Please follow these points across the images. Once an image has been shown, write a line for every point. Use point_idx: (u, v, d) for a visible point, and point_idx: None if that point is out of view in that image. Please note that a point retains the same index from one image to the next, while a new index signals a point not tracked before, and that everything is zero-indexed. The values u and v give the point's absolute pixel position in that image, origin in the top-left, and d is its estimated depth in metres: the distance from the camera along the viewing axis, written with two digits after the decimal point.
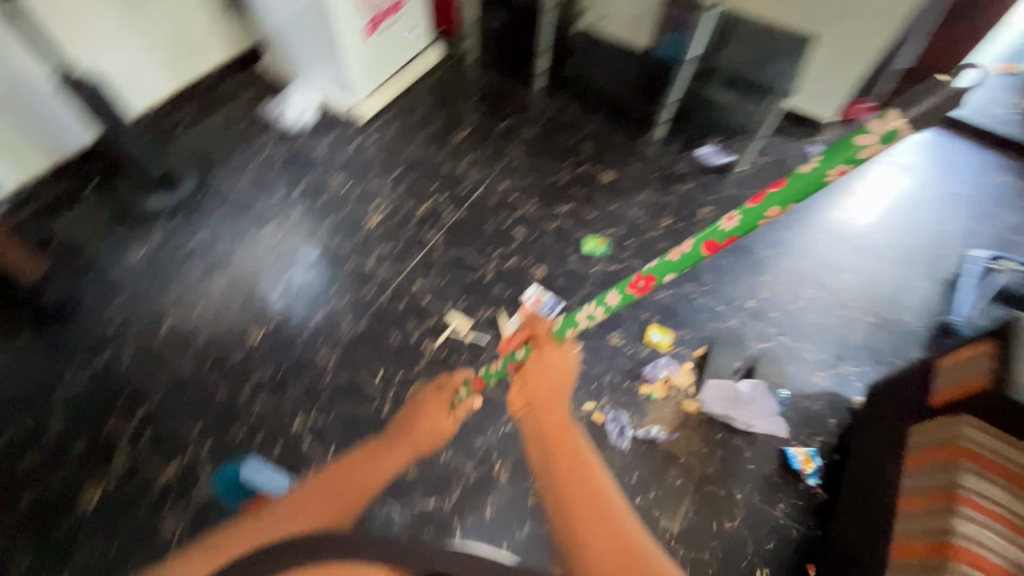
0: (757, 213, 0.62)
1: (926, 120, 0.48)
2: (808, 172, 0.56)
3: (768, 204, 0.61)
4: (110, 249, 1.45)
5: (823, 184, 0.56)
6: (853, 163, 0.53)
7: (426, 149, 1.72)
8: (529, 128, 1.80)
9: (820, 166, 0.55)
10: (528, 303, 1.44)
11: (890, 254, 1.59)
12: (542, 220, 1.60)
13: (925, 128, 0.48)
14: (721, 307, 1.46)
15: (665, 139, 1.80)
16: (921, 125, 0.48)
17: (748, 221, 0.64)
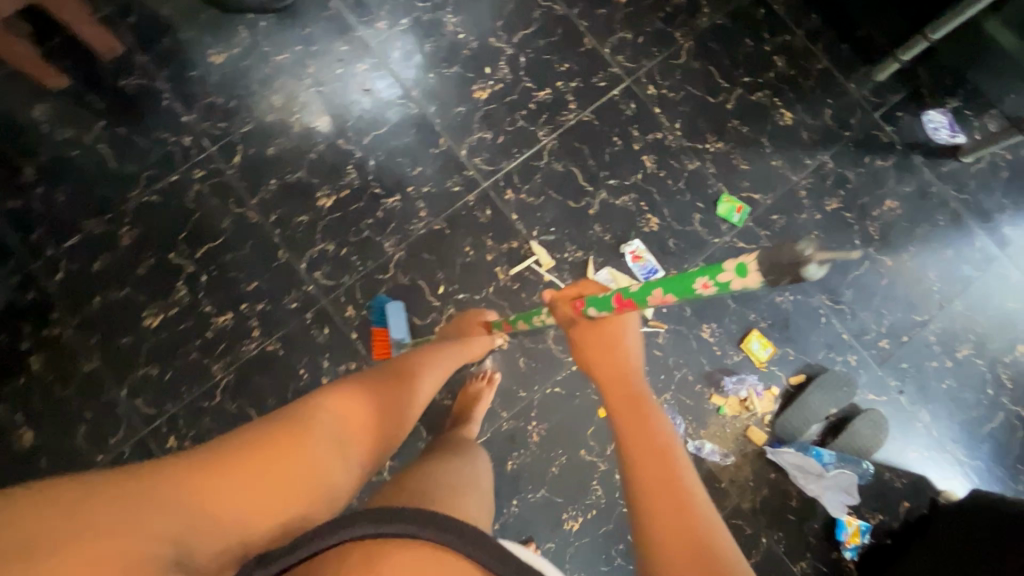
0: (647, 290, 0.65)
1: (776, 274, 0.52)
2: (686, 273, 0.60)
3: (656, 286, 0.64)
4: (191, 41, 1.26)
5: (693, 290, 0.61)
6: (712, 281, 0.58)
7: (573, 8, 1.32)
8: (712, 13, 1.34)
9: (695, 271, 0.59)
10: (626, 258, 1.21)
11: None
12: (681, 155, 1.27)
13: (774, 281, 0.53)
14: (847, 336, 1.21)
15: (885, 85, 1.32)
16: (771, 277, 0.53)
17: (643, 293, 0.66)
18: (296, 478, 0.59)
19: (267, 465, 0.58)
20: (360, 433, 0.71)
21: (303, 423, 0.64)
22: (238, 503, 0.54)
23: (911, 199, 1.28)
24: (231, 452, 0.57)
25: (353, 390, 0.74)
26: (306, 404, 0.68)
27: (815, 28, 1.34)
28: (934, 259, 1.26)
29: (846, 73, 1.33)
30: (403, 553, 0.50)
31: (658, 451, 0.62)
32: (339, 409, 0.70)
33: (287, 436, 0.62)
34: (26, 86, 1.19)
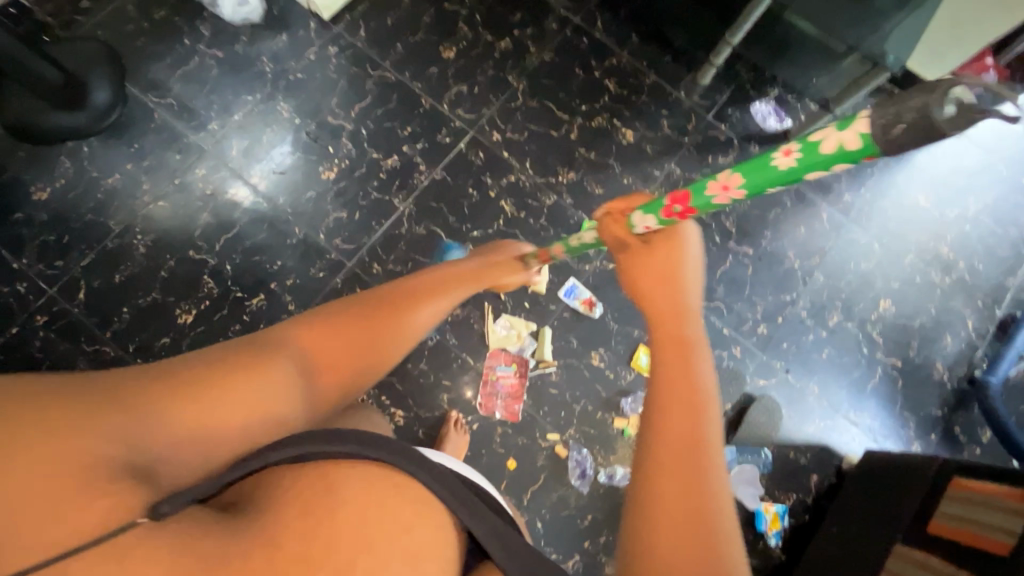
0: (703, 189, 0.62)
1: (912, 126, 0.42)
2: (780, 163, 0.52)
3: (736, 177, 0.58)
4: (9, 182, 1.20)
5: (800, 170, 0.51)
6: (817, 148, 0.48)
7: (404, 72, 1.34)
8: (539, 51, 1.39)
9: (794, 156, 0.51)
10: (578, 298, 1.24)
11: (941, 277, 1.34)
12: (537, 192, 1.30)
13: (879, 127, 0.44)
14: (727, 330, 1.26)
15: (709, 88, 1.41)
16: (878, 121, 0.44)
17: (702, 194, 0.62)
18: (256, 401, 0.66)
19: (230, 387, 0.64)
20: (323, 373, 0.77)
21: (272, 358, 0.70)
22: (201, 422, 0.60)
23: None
24: (198, 380, 0.62)
25: (332, 331, 0.80)
26: (273, 338, 0.74)
27: (637, 47, 1.42)
28: (790, 239, 1.34)
29: (673, 84, 1.41)
30: (355, 475, 0.58)
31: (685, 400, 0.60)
32: (308, 343, 0.77)
33: (244, 366, 0.67)
34: None
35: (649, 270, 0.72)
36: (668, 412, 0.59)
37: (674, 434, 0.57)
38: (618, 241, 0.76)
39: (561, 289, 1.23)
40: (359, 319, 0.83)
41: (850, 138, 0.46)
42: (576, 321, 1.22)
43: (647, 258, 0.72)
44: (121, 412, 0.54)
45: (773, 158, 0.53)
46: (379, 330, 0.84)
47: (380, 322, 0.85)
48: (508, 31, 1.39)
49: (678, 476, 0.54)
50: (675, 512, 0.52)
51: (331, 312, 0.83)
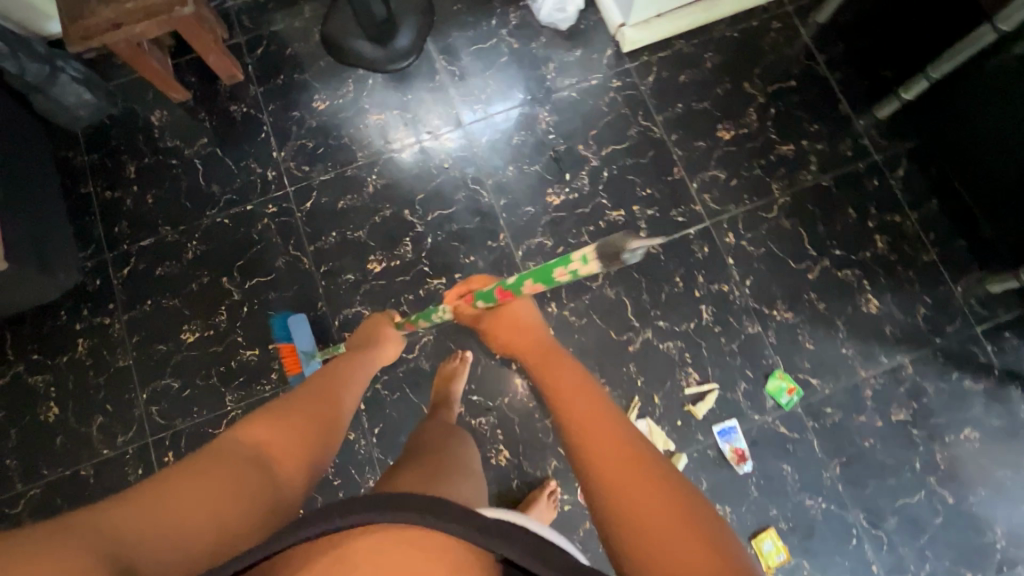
0: (518, 284, 0.72)
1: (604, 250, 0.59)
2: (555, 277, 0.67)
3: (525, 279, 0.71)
4: (303, 83, 1.33)
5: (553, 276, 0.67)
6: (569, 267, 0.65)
7: (671, 133, 1.28)
8: (818, 172, 1.26)
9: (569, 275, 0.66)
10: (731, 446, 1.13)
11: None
12: (743, 315, 1.18)
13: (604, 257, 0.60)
14: (877, 568, 1.08)
15: (995, 299, 1.18)
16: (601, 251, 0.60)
17: (518, 284, 0.72)
18: (224, 502, 0.58)
19: (180, 488, 0.57)
20: (289, 449, 0.69)
21: (224, 456, 0.64)
22: (173, 518, 0.54)
23: (995, 433, 1.13)
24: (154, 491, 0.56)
25: (288, 415, 0.73)
26: (211, 447, 0.65)
27: (930, 215, 1.23)
28: (1005, 511, 1.10)
29: (953, 274, 1.20)
30: (363, 541, 0.47)
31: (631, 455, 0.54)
32: (261, 427, 0.69)
33: (191, 472, 0.60)
34: (154, 93, 1.31)
35: (514, 325, 0.78)
36: (601, 451, 0.56)
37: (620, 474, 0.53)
38: (472, 317, 0.83)
39: (717, 424, 1.13)
40: (297, 399, 0.76)
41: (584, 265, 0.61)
42: (716, 464, 1.12)
43: (504, 318, 0.78)
44: (89, 528, 0.49)
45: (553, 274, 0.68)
46: (322, 398, 0.79)
47: (319, 395, 0.79)
48: (795, 138, 1.28)
49: (629, 475, 0.53)
50: (649, 509, 0.50)
51: (274, 403, 0.75)
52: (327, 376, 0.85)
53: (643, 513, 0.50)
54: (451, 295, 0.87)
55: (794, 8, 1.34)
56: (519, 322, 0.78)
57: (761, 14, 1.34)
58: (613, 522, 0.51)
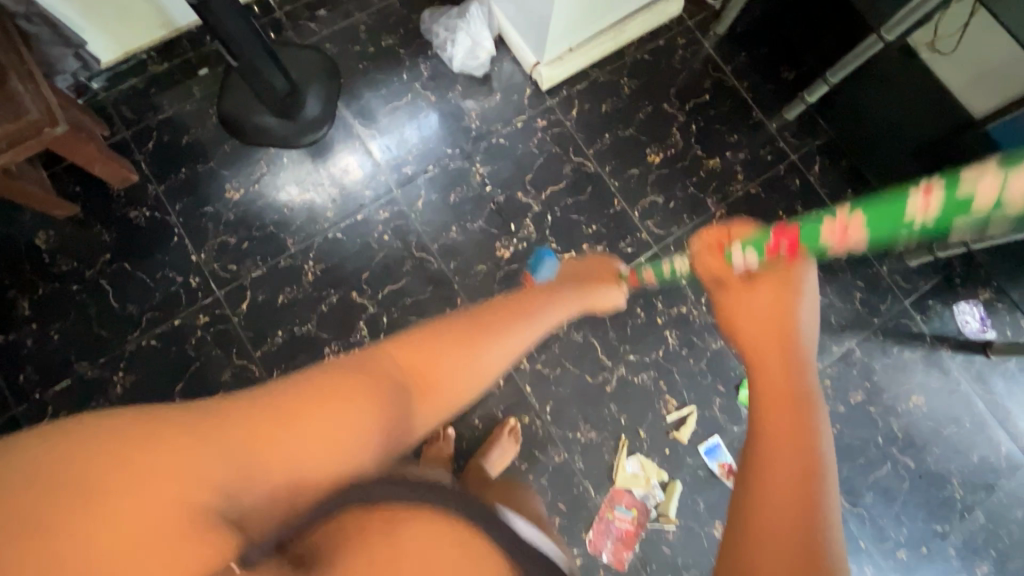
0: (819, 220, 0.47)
1: None
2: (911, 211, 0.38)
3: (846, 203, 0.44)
4: (210, 173, 1.22)
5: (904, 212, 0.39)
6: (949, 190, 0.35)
7: (605, 165, 1.30)
8: (746, 181, 1.32)
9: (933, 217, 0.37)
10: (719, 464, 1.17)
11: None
12: (706, 332, 1.23)
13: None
14: (864, 544, 1.17)
15: (915, 272, 1.30)
16: None
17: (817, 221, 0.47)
18: (331, 434, 0.42)
19: (297, 420, 0.41)
20: (433, 397, 0.49)
21: (367, 365, 0.46)
22: (253, 468, 0.40)
23: (936, 395, 1.25)
24: (260, 408, 0.41)
25: (435, 340, 0.50)
26: (362, 354, 0.48)
27: None
28: (958, 463, 1.22)
29: (878, 256, 1.30)
30: (407, 532, 0.42)
31: (807, 478, 0.38)
32: (417, 350, 0.49)
33: (357, 383, 0.44)
34: (34, 213, 1.15)
35: (748, 310, 0.52)
36: (781, 438, 0.41)
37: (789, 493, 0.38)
38: (718, 276, 0.56)
39: (702, 444, 1.18)
40: (446, 338, 0.50)
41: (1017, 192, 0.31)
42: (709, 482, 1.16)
43: (767, 288, 0.52)
44: (157, 450, 0.36)
45: (907, 201, 0.39)
46: (473, 350, 0.51)
47: (486, 328, 0.53)
48: (719, 151, 1.33)
49: (792, 497, 0.38)
50: (782, 571, 0.34)
51: (445, 320, 0.53)
52: (518, 290, 0.66)
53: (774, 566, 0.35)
54: (718, 227, 0.58)
55: (694, 23, 1.38)
56: (755, 300, 0.52)
57: (664, 33, 1.37)
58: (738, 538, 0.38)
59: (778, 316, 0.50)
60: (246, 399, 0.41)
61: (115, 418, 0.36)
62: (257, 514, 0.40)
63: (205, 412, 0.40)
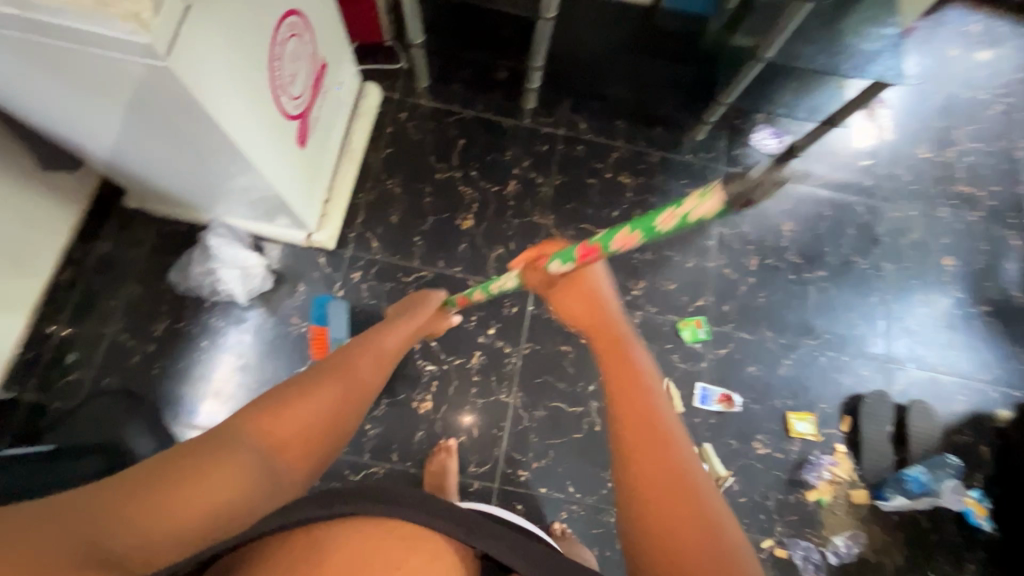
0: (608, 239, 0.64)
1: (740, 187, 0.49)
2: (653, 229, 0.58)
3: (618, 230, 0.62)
4: None
5: (656, 229, 0.58)
6: (676, 212, 0.55)
7: (437, 262, 1.27)
8: (546, 179, 1.37)
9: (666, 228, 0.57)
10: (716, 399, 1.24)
11: (964, 216, 1.45)
12: (623, 316, 1.28)
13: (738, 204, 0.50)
14: (847, 356, 1.31)
15: (708, 139, 1.43)
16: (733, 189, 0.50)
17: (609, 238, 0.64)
18: (227, 488, 0.54)
19: (200, 476, 0.53)
20: (298, 445, 0.65)
21: (228, 448, 0.58)
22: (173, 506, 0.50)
23: (795, 212, 1.41)
24: (155, 472, 0.51)
25: (292, 400, 0.68)
26: (224, 435, 0.60)
27: (627, 131, 1.42)
28: (846, 243, 1.40)
29: (678, 150, 1.42)
30: (348, 536, 0.59)
31: (659, 437, 0.62)
32: (274, 428, 0.63)
33: (209, 455, 0.55)
34: None
35: (587, 301, 0.78)
36: (624, 400, 0.66)
37: (642, 451, 0.61)
38: (544, 281, 0.80)
39: (695, 399, 1.23)
40: (311, 405, 0.69)
41: (713, 210, 0.52)
42: (723, 422, 1.23)
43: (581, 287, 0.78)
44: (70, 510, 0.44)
45: (656, 221, 0.58)
46: (305, 430, 0.66)
47: (334, 403, 0.71)
48: (508, 174, 1.36)
49: (647, 461, 0.60)
50: (652, 486, 0.59)
51: (277, 395, 0.68)
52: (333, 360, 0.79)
53: (643, 486, 0.59)
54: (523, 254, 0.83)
55: (400, 93, 1.38)
56: (582, 304, 0.79)
57: (384, 119, 1.36)
58: (626, 473, 0.61)
59: (600, 313, 0.78)
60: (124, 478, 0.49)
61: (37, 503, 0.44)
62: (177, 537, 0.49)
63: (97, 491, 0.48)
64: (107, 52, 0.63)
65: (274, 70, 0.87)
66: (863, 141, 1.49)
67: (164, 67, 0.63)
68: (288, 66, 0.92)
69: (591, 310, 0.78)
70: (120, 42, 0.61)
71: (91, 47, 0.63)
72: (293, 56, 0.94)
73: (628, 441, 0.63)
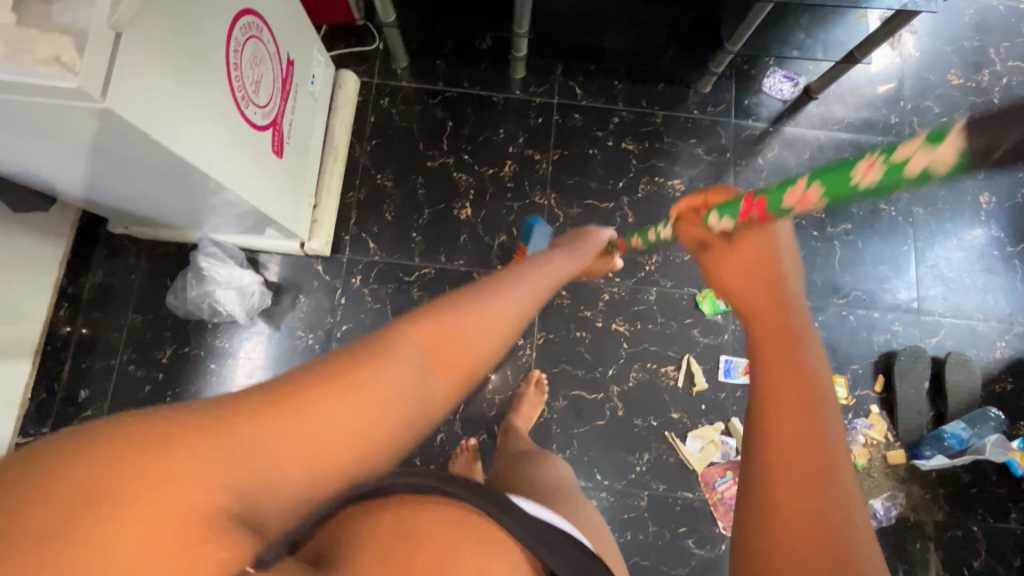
0: (780, 190, 0.57)
1: (968, 133, 0.38)
2: (849, 179, 0.50)
3: (799, 181, 0.55)
4: None
5: (851, 179, 0.50)
6: (880, 161, 0.46)
7: (438, 257, 1.22)
8: (544, 155, 1.28)
9: (868, 180, 0.48)
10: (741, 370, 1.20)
11: None
12: (639, 293, 1.22)
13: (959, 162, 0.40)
14: (879, 311, 1.24)
15: (715, 91, 1.32)
16: (956, 138, 0.39)
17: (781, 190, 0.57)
18: (377, 424, 0.41)
19: (349, 408, 0.40)
20: (466, 368, 0.47)
21: (396, 358, 0.43)
22: (304, 454, 0.38)
23: (815, 161, 1.31)
24: (329, 373, 0.40)
25: (477, 316, 0.48)
26: (392, 337, 0.44)
27: (627, 92, 1.32)
28: None
29: (684, 106, 1.32)
30: (428, 522, 0.41)
31: (808, 386, 0.42)
32: (433, 348, 0.45)
33: (360, 372, 0.41)
34: None
35: (743, 268, 0.59)
36: (773, 341, 0.45)
37: (797, 400, 0.41)
38: (698, 241, 0.68)
39: (719, 373, 1.19)
40: (493, 329, 0.48)
41: (935, 167, 0.41)
42: None
43: (752, 245, 0.60)
44: (223, 446, 0.35)
45: (853, 172, 0.50)
46: (462, 367, 0.47)
47: (517, 327, 0.51)
48: (503, 153, 1.27)
49: (797, 420, 0.40)
50: (799, 473, 0.38)
51: (472, 295, 0.49)
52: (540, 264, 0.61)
53: (783, 459, 0.39)
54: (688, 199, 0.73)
55: (379, 77, 1.29)
56: (742, 265, 0.59)
57: (365, 108, 1.27)
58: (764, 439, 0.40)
59: (765, 265, 0.57)
60: (292, 389, 0.39)
61: (170, 413, 0.36)
62: (309, 481, 0.39)
63: (252, 410, 0.37)
64: (42, 98, 0.56)
65: (234, 81, 0.79)
66: (885, 74, 1.37)
67: (106, 108, 0.57)
68: (250, 72, 0.84)
69: (752, 270, 0.57)
70: (52, 89, 0.54)
71: (23, 95, 0.57)
72: (255, 60, 0.85)
73: (779, 377, 0.42)
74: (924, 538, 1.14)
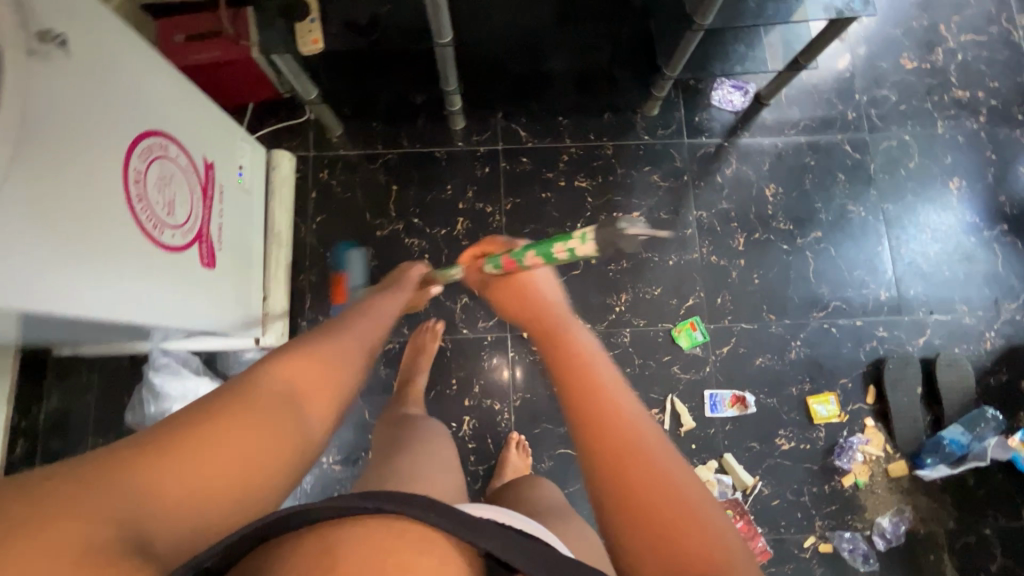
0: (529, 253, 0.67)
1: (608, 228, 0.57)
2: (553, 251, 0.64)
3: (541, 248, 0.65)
4: None
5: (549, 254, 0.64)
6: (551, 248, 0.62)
7: (401, 329, 1.17)
8: (496, 206, 1.23)
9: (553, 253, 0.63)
10: (728, 402, 1.16)
11: (962, 125, 1.29)
12: (612, 337, 1.18)
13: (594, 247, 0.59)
14: (860, 319, 1.20)
15: (663, 113, 1.27)
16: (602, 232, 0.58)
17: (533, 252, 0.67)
18: (259, 449, 0.45)
19: (220, 438, 0.43)
20: (324, 389, 0.55)
21: (258, 392, 0.49)
22: (198, 482, 0.40)
23: (776, 170, 1.27)
24: (206, 419, 0.44)
25: (314, 351, 0.57)
26: (246, 374, 0.51)
27: (572, 127, 1.27)
28: (838, 191, 1.26)
29: (633, 133, 1.27)
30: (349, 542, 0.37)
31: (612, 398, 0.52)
32: (295, 374, 0.54)
33: (231, 409, 0.46)
34: None
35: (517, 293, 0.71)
36: (564, 368, 0.55)
37: (608, 423, 0.50)
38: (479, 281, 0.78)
39: (705, 409, 1.15)
40: (335, 357, 0.59)
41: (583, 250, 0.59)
42: (740, 426, 1.15)
43: (515, 286, 0.72)
44: (98, 482, 0.35)
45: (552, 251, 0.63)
46: (323, 386, 0.55)
47: (349, 357, 0.61)
48: (454, 210, 1.23)
49: (618, 437, 0.49)
50: (644, 484, 0.45)
51: (306, 340, 0.59)
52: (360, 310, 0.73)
53: (626, 476, 0.46)
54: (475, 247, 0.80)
55: (315, 149, 1.24)
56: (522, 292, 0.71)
57: (306, 185, 1.23)
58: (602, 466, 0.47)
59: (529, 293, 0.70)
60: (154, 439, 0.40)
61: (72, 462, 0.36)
62: (212, 504, 0.41)
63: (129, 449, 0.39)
64: None
65: (138, 212, 0.74)
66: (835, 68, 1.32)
67: None
68: (157, 196, 0.79)
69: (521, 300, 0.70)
70: None
71: None
72: (163, 180, 0.80)
73: (583, 409, 0.51)
74: (938, 549, 1.10)
